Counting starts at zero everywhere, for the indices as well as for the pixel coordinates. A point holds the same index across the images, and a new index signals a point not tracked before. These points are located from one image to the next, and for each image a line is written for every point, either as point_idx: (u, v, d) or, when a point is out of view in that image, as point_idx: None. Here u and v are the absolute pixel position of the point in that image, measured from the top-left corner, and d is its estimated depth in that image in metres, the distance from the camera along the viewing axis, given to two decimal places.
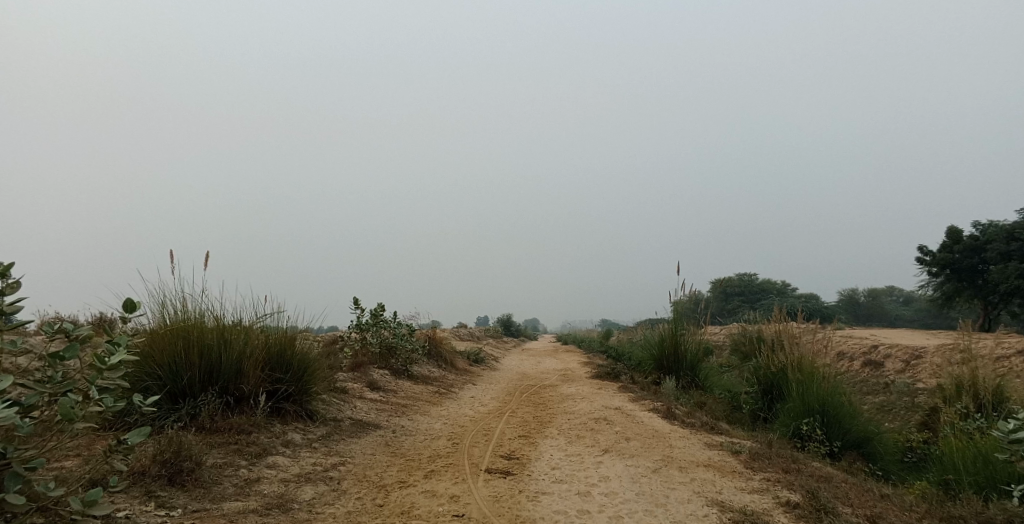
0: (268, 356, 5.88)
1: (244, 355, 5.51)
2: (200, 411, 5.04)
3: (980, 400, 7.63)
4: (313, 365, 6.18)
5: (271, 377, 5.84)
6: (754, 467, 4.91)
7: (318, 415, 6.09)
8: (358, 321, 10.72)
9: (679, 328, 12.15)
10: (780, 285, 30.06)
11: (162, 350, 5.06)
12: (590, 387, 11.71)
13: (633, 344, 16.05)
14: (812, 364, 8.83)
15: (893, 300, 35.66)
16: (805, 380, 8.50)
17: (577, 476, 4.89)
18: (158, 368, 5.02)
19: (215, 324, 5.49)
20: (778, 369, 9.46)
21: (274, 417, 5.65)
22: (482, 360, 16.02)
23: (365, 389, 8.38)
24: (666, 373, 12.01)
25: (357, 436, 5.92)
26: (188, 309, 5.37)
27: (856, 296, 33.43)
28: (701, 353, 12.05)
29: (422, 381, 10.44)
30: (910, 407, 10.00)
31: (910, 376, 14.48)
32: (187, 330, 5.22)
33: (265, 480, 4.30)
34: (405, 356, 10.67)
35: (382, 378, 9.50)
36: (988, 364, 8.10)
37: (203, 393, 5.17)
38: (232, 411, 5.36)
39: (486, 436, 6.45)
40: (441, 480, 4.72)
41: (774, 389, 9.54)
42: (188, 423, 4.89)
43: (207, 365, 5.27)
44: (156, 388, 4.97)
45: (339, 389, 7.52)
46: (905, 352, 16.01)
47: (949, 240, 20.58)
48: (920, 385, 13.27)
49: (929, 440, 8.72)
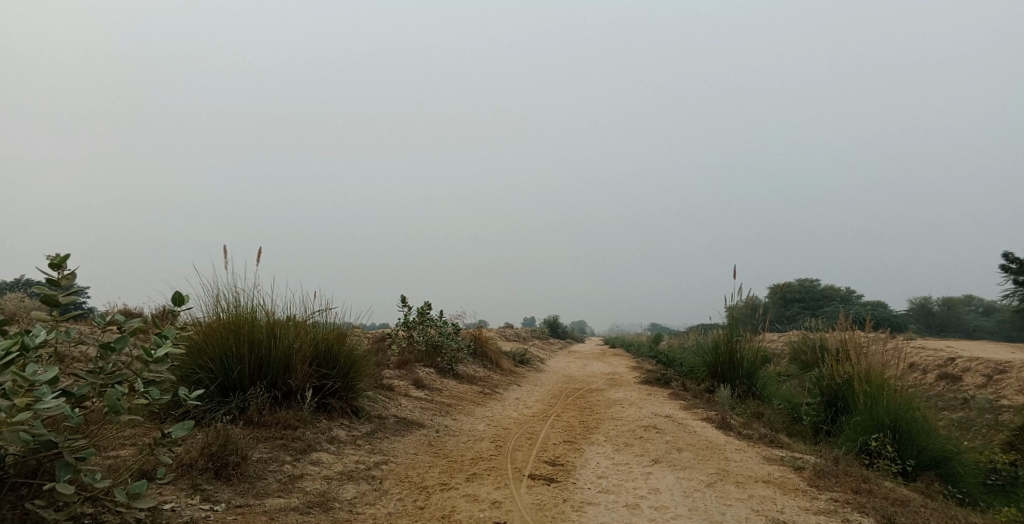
0: (315, 352, 5.91)
1: (292, 350, 5.55)
2: (249, 405, 5.09)
3: None
4: (359, 362, 6.17)
5: (318, 373, 5.86)
6: (819, 485, 4.58)
7: (363, 412, 6.08)
8: (407, 319, 10.77)
9: (735, 334, 11.67)
10: (844, 292, 28.64)
11: (215, 343, 5.14)
12: (641, 392, 11.40)
13: (685, 349, 15.57)
14: (881, 376, 8.27)
15: (970, 311, 33.39)
16: (874, 393, 7.96)
17: (625, 487, 4.68)
18: (210, 361, 5.10)
19: (264, 319, 5.55)
20: (844, 380, 8.91)
21: (320, 413, 5.67)
22: (529, 361, 15.89)
23: (411, 387, 8.38)
24: (721, 381, 11.55)
25: (401, 435, 5.88)
26: (240, 304, 5.45)
27: (929, 305, 31.47)
28: (758, 361, 11.55)
29: (468, 381, 10.40)
30: (991, 425, 9.24)
31: (992, 392, 13.44)
32: (238, 325, 5.29)
33: (308, 477, 4.28)
34: (451, 355, 10.64)
35: (429, 377, 9.50)
36: None
37: (252, 387, 5.23)
38: (279, 405, 5.41)
39: (531, 440, 6.30)
40: (483, 484, 4.60)
41: (839, 401, 8.99)
42: (236, 417, 4.95)
43: (257, 359, 5.33)
44: (208, 381, 5.05)
45: (385, 386, 7.53)
46: (985, 367, 14.89)
47: None
48: (1003, 403, 12.29)
49: (1016, 463, 8.02)
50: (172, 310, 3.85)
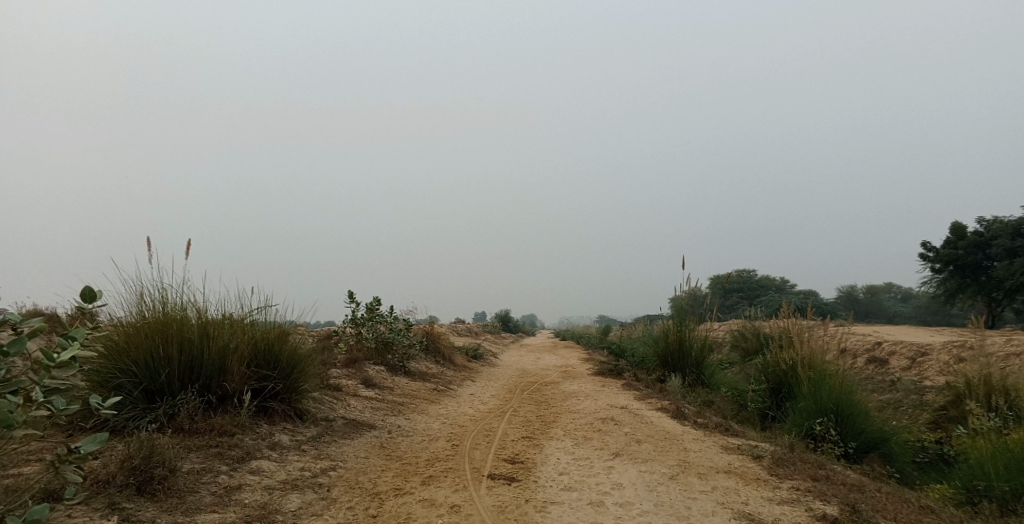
0: (254, 352, 5.48)
1: (227, 350, 5.11)
2: (179, 411, 4.65)
3: (988, 398, 7.32)
4: (303, 361, 5.77)
5: (257, 374, 5.43)
6: (779, 474, 4.55)
7: (308, 414, 5.70)
8: (353, 315, 10.31)
9: (683, 324, 11.77)
10: (779, 281, 29.68)
11: (138, 344, 4.68)
12: (594, 384, 11.36)
13: (634, 339, 15.69)
14: (823, 362, 8.45)
15: (892, 297, 35.31)
16: (817, 379, 8.13)
17: (587, 483, 4.51)
18: (133, 364, 4.63)
19: (196, 317, 5.08)
20: (788, 366, 9.08)
21: (260, 417, 5.25)
22: (481, 356, 15.66)
23: (360, 387, 8.00)
24: (671, 370, 11.65)
25: (350, 438, 5.53)
26: (167, 301, 4.97)
27: (855, 292, 33.04)
28: (706, 349, 11.70)
29: (419, 378, 10.07)
30: (916, 404, 9.66)
31: (917, 373, 14.15)
32: (165, 324, 4.82)
33: (246, 488, 3.90)
34: (402, 352, 10.28)
35: (378, 375, 9.11)
36: (994, 360, 7.79)
37: (182, 392, 4.78)
38: (214, 411, 4.98)
39: (487, 437, 6.07)
40: (440, 487, 4.33)
41: (783, 387, 9.17)
42: (165, 425, 4.51)
43: (188, 361, 4.88)
44: (131, 386, 4.58)
45: (331, 387, 7.12)
46: (910, 350, 15.68)
47: (953, 236, 20.14)
48: (927, 383, 12.95)
49: (942, 440, 8.39)
50: (83, 308, 3.38)
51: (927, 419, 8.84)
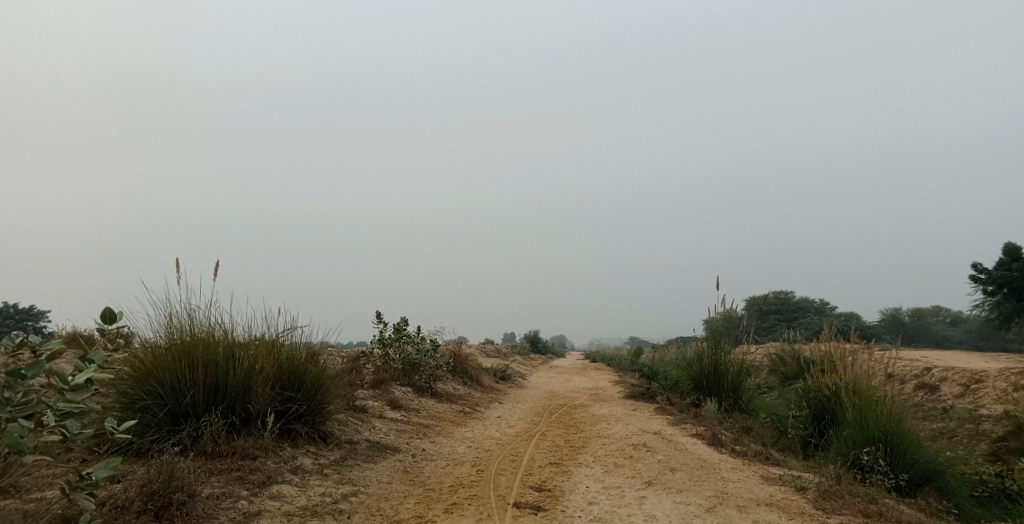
0: (279, 373, 5.43)
1: (252, 372, 5.08)
2: (202, 433, 4.61)
3: None
4: (328, 383, 5.70)
5: (281, 396, 5.37)
6: (826, 509, 4.26)
7: (332, 437, 5.61)
8: (381, 336, 10.27)
9: (718, 346, 11.40)
10: (818, 303, 28.73)
11: (165, 365, 4.67)
12: (626, 408, 11.05)
13: (667, 362, 15.29)
14: (870, 388, 8.03)
15: (939, 320, 33.82)
16: (863, 405, 7.71)
17: (618, 514, 4.29)
18: (159, 385, 4.62)
19: (222, 337, 5.07)
20: (832, 392, 8.65)
21: (283, 440, 5.18)
22: (510, 378, 15.47)
23: (386, 408, 7.91)
24: (706, 395, 11.26)
25: (374, 462, 5.41)
26: (194, 322, 4.97)
27: (900, 315, 31.76)
28: (743, 373, 11.29)
29: (447, 400, 9.94)
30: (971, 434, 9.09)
31: (971, 401, 13.40)
32: (191, 345, 4.81)
33: (265, 514, 3.80)
34: (429, 373, 10.19)
35: (405, 396, 9.01)
36: None
37: (207, 413, 4.75)
38: (238, 433, 4.92)
39: (514, 463, 5.88)
40: (464, 516, 4.17)
41: (827, 414, 8.73)
42: (188, 447, 4.47)
43: (213, 382, 4.85)
44: (156, 407, 4.57)
45: (357, 409, 7.04)
46: (962, 376, 14.90)
47: (1006, 257, 19.14)
48: (982, 412, 12.23)
49: (1000, 473, 7.85)
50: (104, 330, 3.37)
51: (983, 449, 8.29)
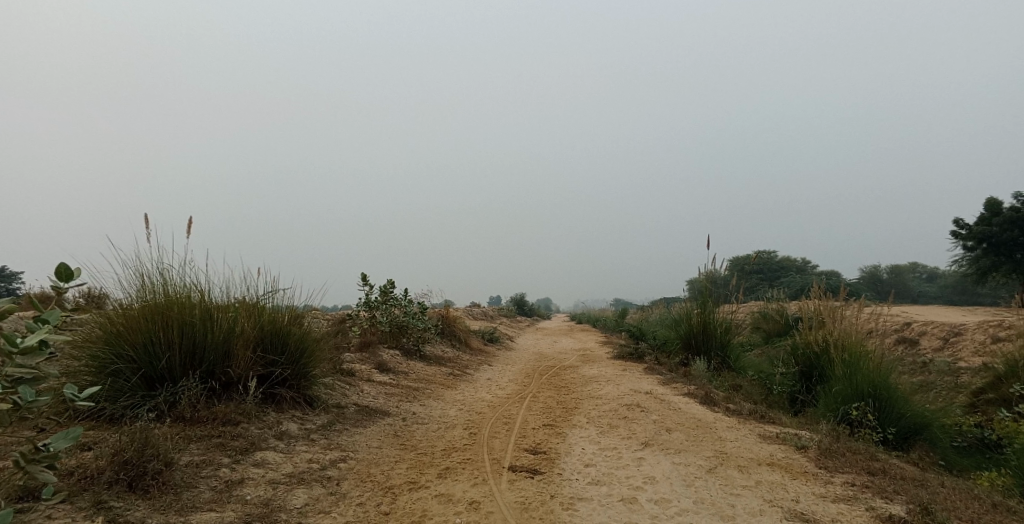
0: (260, 336, 5.17)
1: (231, 336, 4.82)
2: (180, 398, 4.37)
3: None
4: (312, 346, 5.46)
5: (264, 360, 5.12)
6: (829, 467, 4.19)
7: (318, 402, 5.41)
8: (367, 298, 10.01)
9: (706, 305, 11.32)
10: (800, 261, 28.89)
11: (137, 327, 4.40)
12: (615, 368, 11.01)
13: (654, 321, 15.28)
14: (859, 344, 7.99)
15: (917, 276, 34.28)
16: (852, 361, 7.69)
17: (616, 476, 4.17)
18: (131, 348, 4.35)
19: (198, 299, 4.79)
20: (822, 348, 8.61)
21: (267, 405, 4.96)
22: (498, 340, 15.38)
23: (374, 372, 7.72)
24: (695, 354, 11.23)
25: (363, 426, 5.23)
26: (168, 283, 4.67)
27: (879, 272, 32.07)
28: (731, 332, 11.26)
29: (436, 363, 9.79)
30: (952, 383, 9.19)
31: (950, 354, 13.60)
32: (165, 307, 4.52)
33: (249, 482, 3.61)
34: (417, 335, 10.02)
35: (393, 359, 8.82)
36: None
37: (184, 378, 4.50)
38: (218, 398, 4.69)
39: (507, 425, 5.74)
40: (458, 481, 4.01)
41: (815, 370, 8.71)
42: (165, 413, 4.24)
43: (189, 345, 4.59)
44: (129, 372, 4.31)
45: (343, 372, 6.84)
46: (942, 330, 15.08)
47: (987, 212, 18.57)
48: (962, 364, 12.42)
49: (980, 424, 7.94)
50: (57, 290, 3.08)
51: (964, 401, 8.38)
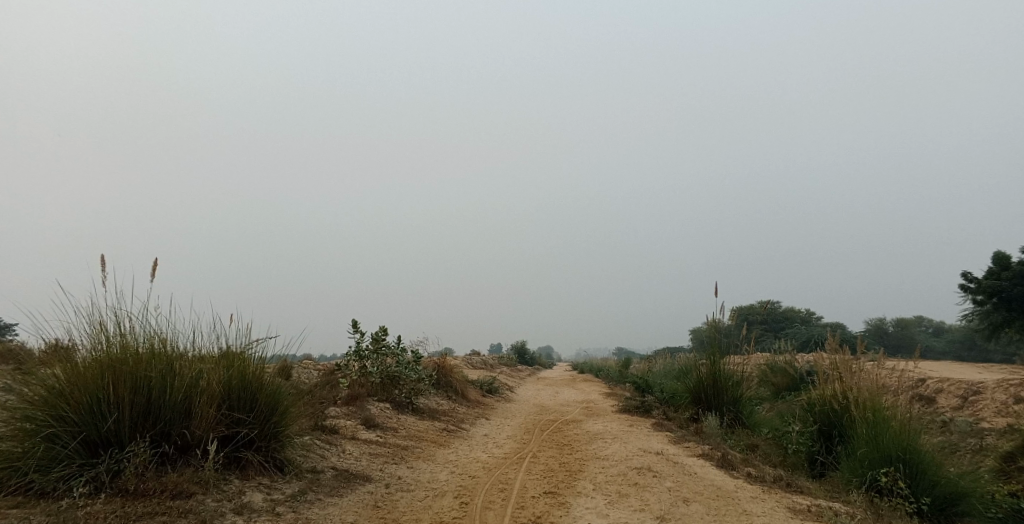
0: (225, 391, 4.60)
1: (192, 392, 4.27)
2: (124, 466, 3.80)
3: None
4: (286, 402, 4.87)
5: (229, 418, 4.53)
6: None
7: (290, 467, 4.80)
8: (358, 347, 9.43)
9: (715, 357, 10.71)
10: (804, 313, 28.19)
11: (81, 384, 3.87)
12: (621, 423, 10.34)
13: (662, 373, 14.60)
14: (882, 402, 7.39)
15: (922, 330, 33.45)
16: (877, 421, 7.07)
17: None
18: (71, 408, 3.83)
19: (157, 349, 4.26)
20: (843, 406, 7.94)
21: (228, 471, 4.37)
22: (498, 391, 14.69)
23: (360, 428, 7.10)
24: (705, 409, 10.55)
25: (339, 495, 4.62)
26: (123, 332, 4.15)
27: (885, 325, 31.22)
28: (743, 386, 10.60)
29: (429, 417, 9.13)
30: (979, 444, 8.53)
31: (971, 413, 12.86)
32: (117, 360, 3.99)
33: None
34: (409, 387, 9.40)
35: (382, 414, 8.18)
36: None
37: (133, 441, 3.95)
38: (172, 464, 4.12)
39: (503, 493, 5.11)
40: None
41: (836, 430, 8.02)
42: (104, 486, 3.68)
43: (143, 404, 4.05)
44: (67, 436, 3.78)
45: (323, 430, 6.23)
46: (959, 388, 14.35)
47: (993, 266, 17.49)
48: (985, 425, 11.69)
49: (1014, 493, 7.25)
50: None
51: (993, 466, 7.71)
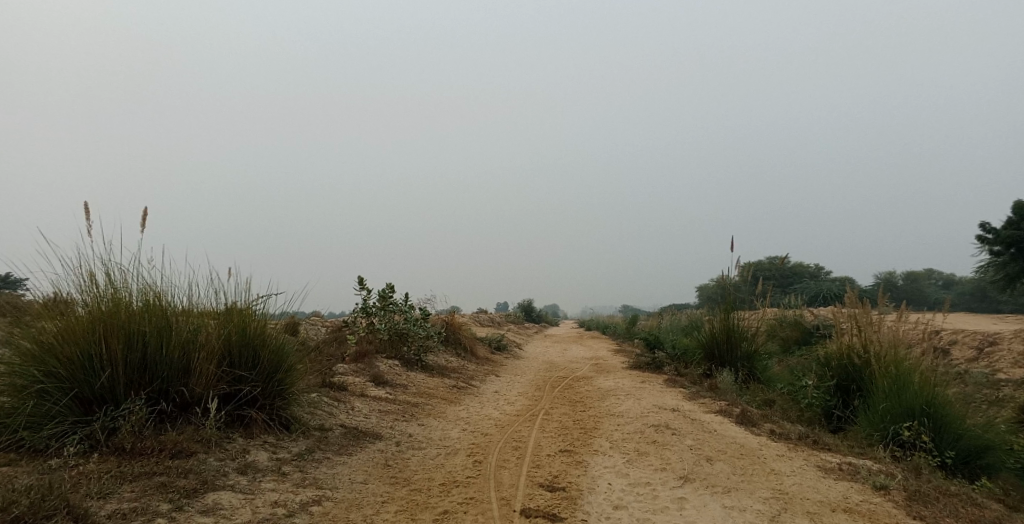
0: (225, 348, 4.37)
1: (190, 348, 4.04)
2: (119, 425, 3.61)
3: None
4: (289, 359, 4.64)
5: (230, 375, 4.32)
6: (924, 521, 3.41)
7: (296, 424, 4.61)
8: (365, 303, 9.21)
9: (729, 313, 10.43)
10: (814, 267, 27.81)
11: (71, 340, 3.64)
12: (633, 379, 10.16)
13: (672, 328, 14.38)
14: (905, 356, 7.11)
15: (933, 284, 33.06)
16: (901, 375, 6.81)
17: None
18: (62, 364, 3.61)
19: (153, 303, 4.00)
20: (863, 360, 7.66)
21: (231, 430, 4.18)
22: (507, 348, 14.58)
23: (368, 385, 6.94)
24: (718, 365, 10.34)
25: (348, 454, 4.44)
26: (114, 285, 3.89)
27: (894, 278, 30.83)
28: (758, 341, 10.35)
29: (439, 374, 8.98)
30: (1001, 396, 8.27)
31: (987, 365, 12.64)
32: (107, 314, 3.74)
33: None
34: (419, 344, 9.22)
35: (390, 371, 8.02)
36: None
37: (129, 398, 3.74)
38: (172, 423, 3.93)
39: (517, 451, 4.92)
40: None
41: (854, 384, 7.77)
42: (98, 446, 3.49)
43: (139, 360, 3.82)
44: (58, 393, 3.57)
45: (330, 387, 6.05)
46: (974, 339, 14.10)
47: (1015, 215, 17.01)
48: (1003, 377, 11.48)
49: None
50: None
51: (1015, 416, 7.47)
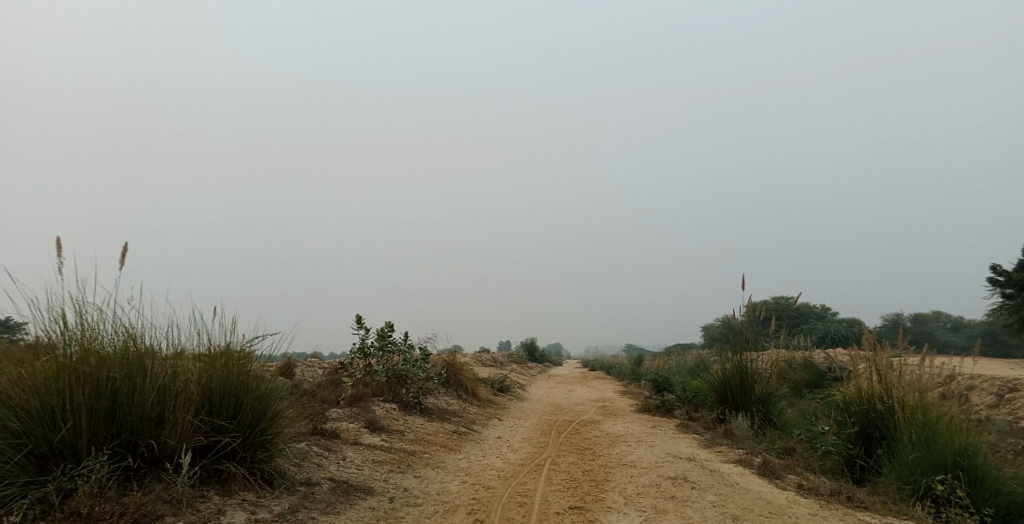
0: (204, 394, 4.00)
1: (164, 396, 3.68)
2: (77, 485, 3.23)
3: None
4: (275, 406, 4.27)
5: (208, 426, 3.95)
6: None
7: (280, 479, 4.21)
8: (362, 344, 8.84)
9: (741, 354, 9.98)
10: (820, 308, 27.32)
11: (30, 388, 3.29)
12: (642, 424, 9.68)
13: (681, 370, 13.87)
14: (933, 402, 6.67)
15: (941, 325, 32.48)
16: (930, 423, 6.35)
17: None
18: (19, 416, 3.25)
19: (127, 346, 3.66)
20: (887, 406, 7.20)
21: (205, 487, 3.79)
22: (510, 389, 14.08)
23: (363, 431, 6.52)
24: (732, 409, 9.84)
25: (336, 513, 4.01)
26: (84, 327, 3.55)
27: (902, 319, 30.28)
28: (772, 385, 9.87)
29: (439, 418, 8.54)
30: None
31: (1009, 412, 12.07)
32: (74, 359, 3.39)
33: None
34: (418, 386, 8.80)
35: (387, 415, 7.59)
36: None
37: (92, 454, 3.37)
38: (139, 480, 3.55)
39: (523, 508, 4.48)
40: None
41: (878, 431, 7.29)
42: (52, 510, 3.11)
43: (106, 410, 3.47)
44: (11, 450, 3.21)
45: (321, 435, 5.64)
46: (993, 385, 13.56)
47: None
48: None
49: None
50: None
51: None
